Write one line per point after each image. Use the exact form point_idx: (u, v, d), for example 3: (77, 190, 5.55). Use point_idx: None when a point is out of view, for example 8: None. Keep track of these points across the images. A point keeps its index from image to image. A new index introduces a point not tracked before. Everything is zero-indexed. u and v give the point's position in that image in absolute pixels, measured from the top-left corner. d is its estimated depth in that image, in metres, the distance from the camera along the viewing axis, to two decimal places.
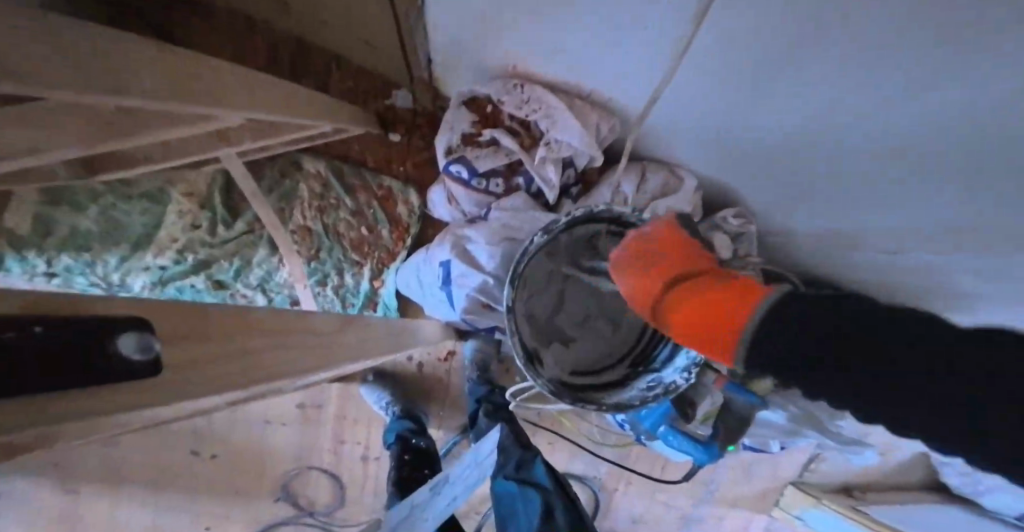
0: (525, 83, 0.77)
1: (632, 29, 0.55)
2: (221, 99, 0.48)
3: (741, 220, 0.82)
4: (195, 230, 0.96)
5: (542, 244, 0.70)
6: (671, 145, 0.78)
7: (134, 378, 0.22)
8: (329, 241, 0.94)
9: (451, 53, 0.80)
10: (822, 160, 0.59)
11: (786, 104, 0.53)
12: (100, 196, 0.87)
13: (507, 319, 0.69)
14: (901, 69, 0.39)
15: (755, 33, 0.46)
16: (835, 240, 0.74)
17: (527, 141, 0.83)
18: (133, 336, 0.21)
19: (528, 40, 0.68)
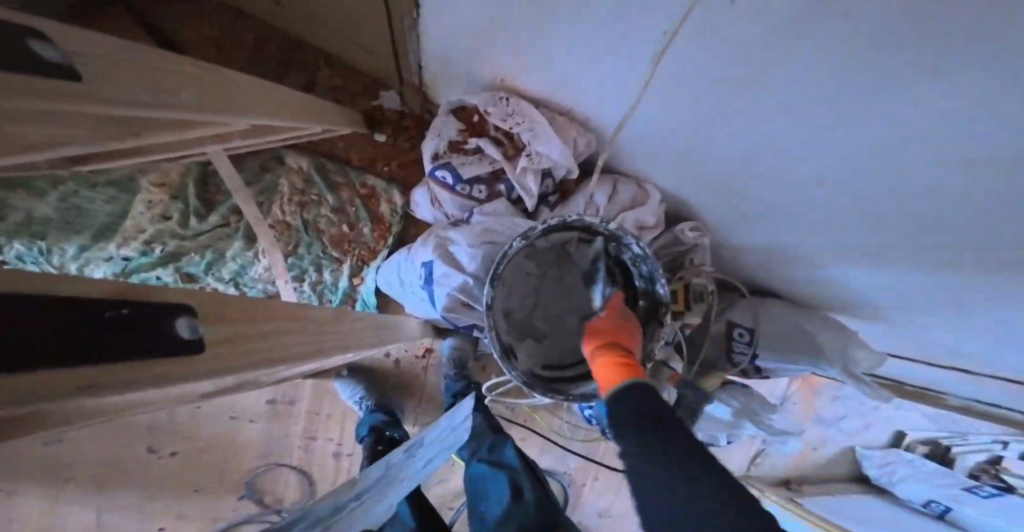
0: (510, 96, 0.81)
1: (616, 60, 0.61)
2: (223, 100, 0.50)
3: (696, 233, 0.87)
4: (165, 222, 0.93)
5: (521, 248, 0.74)
6: (642, 161, 0.85)
7: (185, 350, 0.29)
8: (310, 236, 0.96)
9: (443, 63, 0.84)
10: (774, 183, 0.67)
11: (747, 135, 0.60)
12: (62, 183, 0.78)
13: (486, 315, 0.73)
14: (841, 115, 0.47)
15: (720, 76, 0.52)
16: (783, 254, 0.83)
17: (510, 150, 0.87)
18: (187, 318, 0.29)
19: (516, 57, 0.72)
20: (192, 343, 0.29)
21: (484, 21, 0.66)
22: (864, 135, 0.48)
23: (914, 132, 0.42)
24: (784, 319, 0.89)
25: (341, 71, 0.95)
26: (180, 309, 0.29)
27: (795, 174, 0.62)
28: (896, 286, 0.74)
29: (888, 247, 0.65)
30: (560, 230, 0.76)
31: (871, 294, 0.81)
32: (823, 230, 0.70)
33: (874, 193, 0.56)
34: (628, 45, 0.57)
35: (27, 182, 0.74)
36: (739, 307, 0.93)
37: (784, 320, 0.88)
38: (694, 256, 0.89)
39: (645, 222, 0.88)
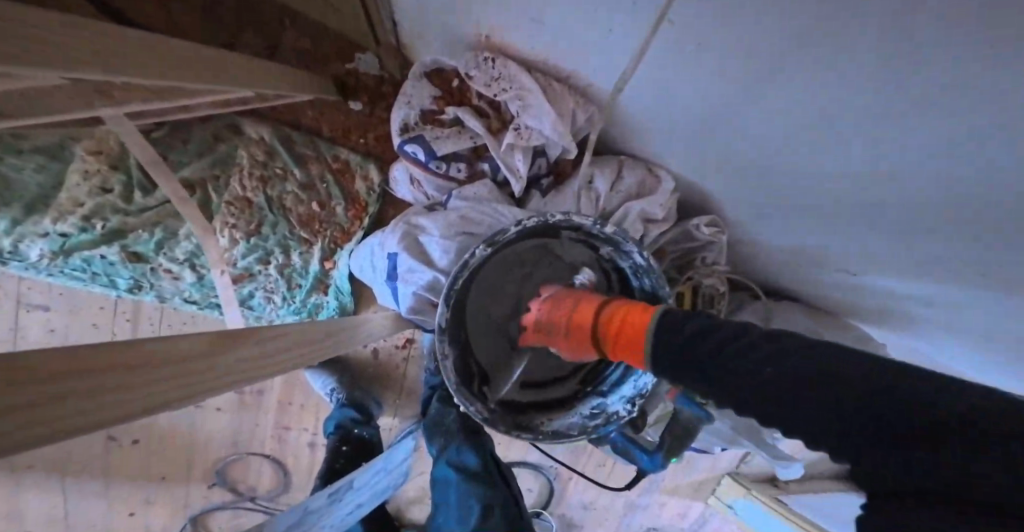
0: (499, 59, 0.69)
1: (624, 22, 0.50)
2: (135, 68, 0.41)
3: (713, 230, 0.80)
4: (105, 195, 0.82)
5: (485, 257, 0.65)
6: (653, 144, 0.74)
7: None
8: (273, 214, 0.85)
9: (418, 16, 0.72)
10: (806, 177, 0.57)
11: (776, 116, 0.50)
12: None
13: (437, 339, 0.64)
14: (904, 100, 0.38)
15: (752, 44, 0.43)
16: (806, 256, 0.75)
17: (495, 124, 0.76)
18: None
19: (502, 10, 0.60)
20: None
21: None
22: (935, 126, 0.37)
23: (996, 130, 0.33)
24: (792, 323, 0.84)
25: (306, 27, 0.82)
26: None
27: (830, 170, 0.53)
28: (926, 295, 0.66)
29: (927, 259, 0.57)
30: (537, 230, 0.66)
31: (895, 301, 0.74)
32: (851, 233, 0.62)
33: (921, 197, 0.47)
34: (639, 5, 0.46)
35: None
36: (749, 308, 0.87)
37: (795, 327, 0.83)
38: (705, 256, 0.85)
39: (651, 216, 0.79)
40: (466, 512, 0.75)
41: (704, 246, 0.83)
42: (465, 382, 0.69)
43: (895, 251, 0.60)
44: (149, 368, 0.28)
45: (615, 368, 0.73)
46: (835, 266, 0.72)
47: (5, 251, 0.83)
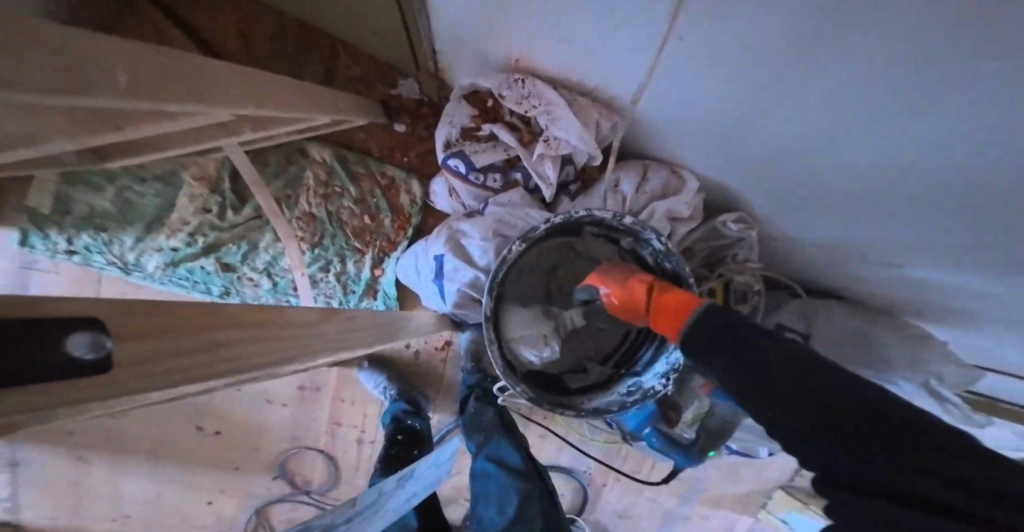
0: (525, 77, 0.76)
1: (634, 33, 0.54)
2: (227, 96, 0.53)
3: (741, 226, 0.82)
4: (206, 214, 0.98)
5: (521, 252, 0.69)
6: (676, 147, 0.77)
7: (72, 376, 0.20)
8: (332, 226, 0.97)
9: (453, 45, 0.81)
10: (849, 168, 0.58)
11: (793, 99, 0.52)
12: (115, 179, 0.93)
13: (484, 326, 0.69)
14: (914, 62, 0.39)
15: (749, 36, 0.45)
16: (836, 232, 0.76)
17: (527, 136, 0.82)
18: (86, 332, 0.20)
19: (527, 34, 0.67)
20: (92, 366, 0.20)
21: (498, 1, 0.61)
22: (991, 103, 0.38)
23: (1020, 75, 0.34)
24: (838, 327, 0.95)
25: (358, 58, 0.94)
26: (85, 321, 0.21)
27: (855, 142, 0.53)
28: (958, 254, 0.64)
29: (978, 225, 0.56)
30: (560, 230, 0.72)
31: (938, 272, 0.73)
32: (880, 205, 0.62)
33: (958, 159, 0.47)
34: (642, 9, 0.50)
35: (85, 177, 0.91)
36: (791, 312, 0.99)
37: (843, 328, 0.94)
38: (737, 252, 0.89)
39: (677, 213, 0.81)
40: (507, 502, 0.77)
41: (734, 242, 0.86)
42: (510, 368, 0.73)
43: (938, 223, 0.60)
44: (259, 323, 0.40)
45: (648, 347, 0.74)
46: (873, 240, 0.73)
47: (129, 263, 1.01)
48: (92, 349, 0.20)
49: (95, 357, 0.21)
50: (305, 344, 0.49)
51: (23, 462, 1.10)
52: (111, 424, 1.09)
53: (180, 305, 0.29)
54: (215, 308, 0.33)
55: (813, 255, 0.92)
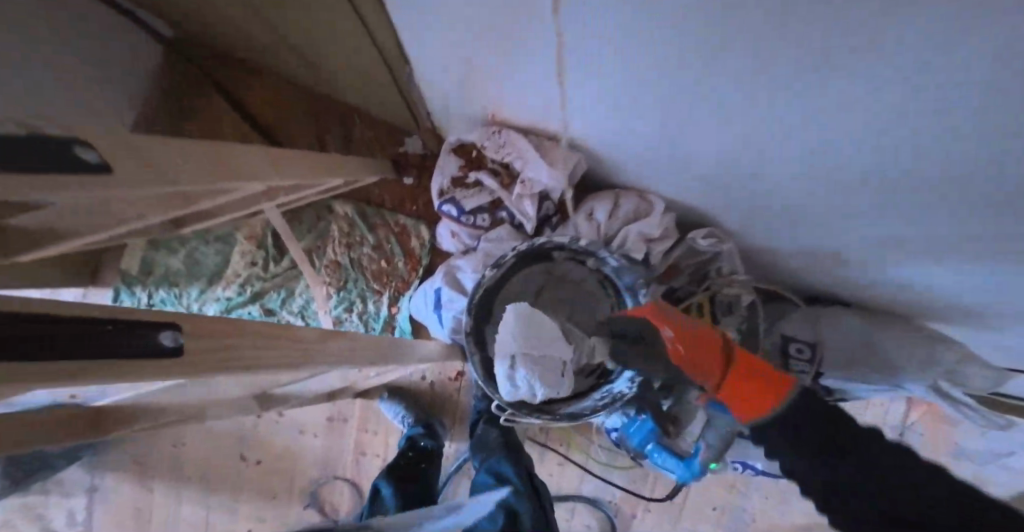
0: (501, 129, 0.87)
1: (574, 92, 0.64)
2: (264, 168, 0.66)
3: (711, 241, 0.88)
4: (253, 267, 1.16)
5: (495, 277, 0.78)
6: (637, 174, 0.85)
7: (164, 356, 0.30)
8: (355, 272, 1.13)
9: (443, 108, 0.96)
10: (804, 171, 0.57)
11: (700, 133, 0.60)
12: (188, 242, 1.14)
13: (465, 341, 0.78)
14: (776, 113, 0.47)
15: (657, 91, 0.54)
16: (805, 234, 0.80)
17: (506, 179, 0.94)
18: (168, 330, 0.31)
19: (494, 95, 0.78)
20: (173, 352, 0.31)
21: (462, 70, 0.73)
22: (883, 102, 0.37)
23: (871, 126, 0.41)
24: (843, 329, 1.02)
25: (370, 123, 1.15)
26: (166, 325, 0.31)
27: (762, 162, 0.61)
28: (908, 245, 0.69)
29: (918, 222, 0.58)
30: (533, 256, 0.81)
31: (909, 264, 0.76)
32: (813, 211, 0.69)
33: (925, 154, 0.43)
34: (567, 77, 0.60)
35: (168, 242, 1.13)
36: (797, 320, 1.06)
37: (845, 332, 1.02)
38: (721, 264, 0.95)
39: (649, 235, 0.88)
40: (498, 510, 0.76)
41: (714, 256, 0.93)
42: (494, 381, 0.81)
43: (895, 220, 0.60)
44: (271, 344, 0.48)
45: None
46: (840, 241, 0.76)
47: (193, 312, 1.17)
48: (168, 340, 0.31)
49: (175, 346, 0.31)
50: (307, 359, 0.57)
51: (99, 488, 1.27)
52: (173, 451, 1.25)
53: (214, 324, 0.38)
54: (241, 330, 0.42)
55: (797, 263, 0.95)
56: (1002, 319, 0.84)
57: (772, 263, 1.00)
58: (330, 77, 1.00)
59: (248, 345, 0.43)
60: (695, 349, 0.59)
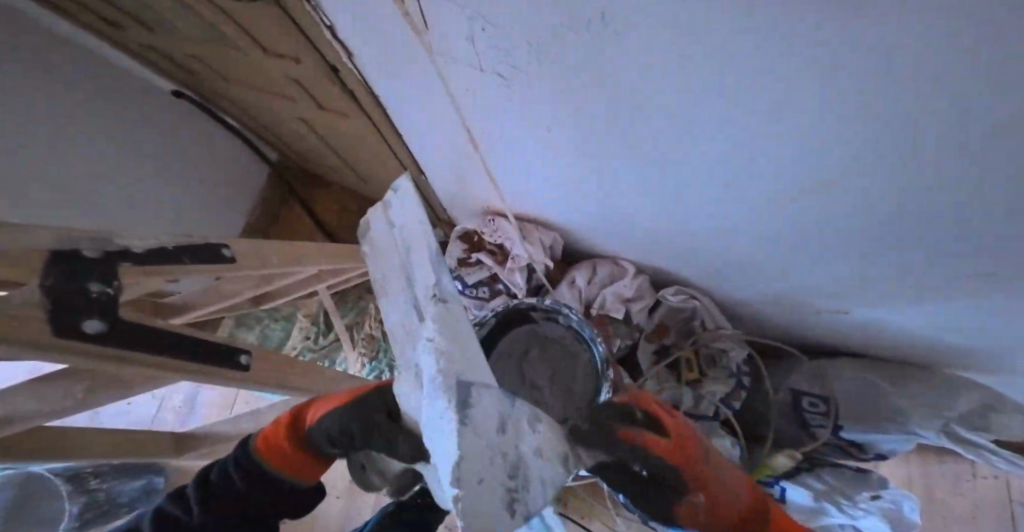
0: (493, 216, 1.07)
1: (541, 170, 0.84)
2: (296, 256, 0.81)
3: (679, 296, 1.00)
4: (306, 340, 1.34)
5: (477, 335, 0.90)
6: (609, 243, 0.99)
7: (240, 369, 0.56)
8: (386, 343, 1.29)
9: (454, 203, 1.19)
10: (752, 182, 0.62)
11: (636, 188, 0.77)
12: (261, 320, 1.36)
13: None
14: (666, 152, 0.64)
15: (593, 153, 0.73)
16: (764, 278, 0.87)
17: (501, 256, 1.10)
18: (248, 353, 0.58)
19: (483, 184, 0.98)
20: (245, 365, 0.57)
21: (456, 161, 0.93)
22: (766, 82, 0.42)
23: (725, 146, 0.57)
24: (853, 381, 1.00)
25: None
26: (246, 350, 0.58)
27: (687, 208, 0.75)
28: (842, 280, 0.77)
29: (835, 237, 0.65)
30: (510, 316, 0.94)
31: (864, 301, 0.82)
32: (749, 253, 0.80)
33: (837, 140, 0.46)
34: (531, 155, 0.80)
35: (243, 319, 1.35)
36: (803, 374, 1.05)
37: (852, 382, 1.00)
38: (703, 320, 1.03)
39: (625, 295, 1.00)
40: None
41: (693, 312, 1.02)
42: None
43: (824, 241, 0.67)
44: (235, 378, 0.56)
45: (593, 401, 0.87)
46: (796, 279, 0.83)
47: None
48: (246, 359, 0.57)
49: (246, 365, 0.58)
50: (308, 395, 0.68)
51: None
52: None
53: (189, 363, 0.48)
54: (214, 368, 0.52)
55: (777, 315, 1.01)
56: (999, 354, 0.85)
57: (756, 319, 1.06)
58: (371, 179, 1.28)
59: (265, 376, 0.62)
60: (720, 506, 0.46)
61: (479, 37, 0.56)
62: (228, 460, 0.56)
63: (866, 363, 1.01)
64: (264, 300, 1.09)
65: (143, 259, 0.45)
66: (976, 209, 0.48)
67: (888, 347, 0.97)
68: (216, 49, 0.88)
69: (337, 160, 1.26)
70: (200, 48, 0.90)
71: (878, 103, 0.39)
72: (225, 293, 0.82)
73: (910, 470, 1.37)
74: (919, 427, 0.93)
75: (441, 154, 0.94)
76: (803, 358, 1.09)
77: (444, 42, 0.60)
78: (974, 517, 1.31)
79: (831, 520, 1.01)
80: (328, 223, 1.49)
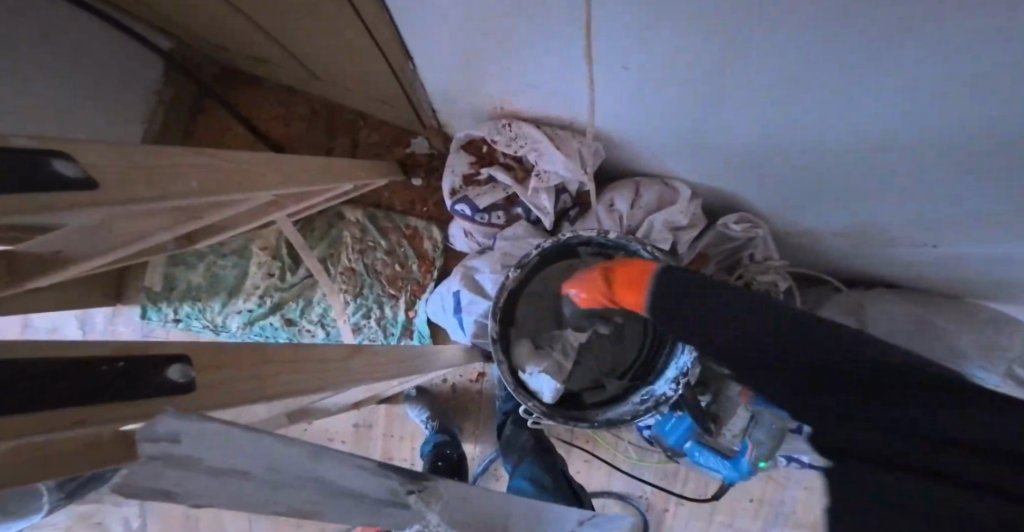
0: (511, 121, 0.83)
1: (607, 72, 0.58)
2: (248, 183, 0.55)
3: (743, 226, 0.85)
4: (271, 278, 1.10)
5: (518, 278, 0.72)
6: (658, 159, 0.80)
7: (168, 390, 0.29)
8: (370, 278, 1.12)
9: (449, 105, 0.92)
10: (911, 106, 0.44)
11: (748, 103, 0.54)
12: (205, 255, 1.09)
13: (492, 348, 0.71)
14: (796, 67, 0.44)
15: (685, 59, 0.50)
16: (843, 207, 0.73)
17: (519, 174, 0.89)
18: (178, 363, 0.30)
19: (499, 82, 0.73)
20: (181, 386, 0.30)
21: (464, 53, 0.67)
22: None
23: (1003, 73, 0.35)
24: (892, 316, 0.93)
25: (375, 126, 1.15)
26: (177, 358, 0.31)
27: (797, 128, 0.56)
28: (955, 219, 0.65)
29: (999, 170, 0.50)
30: (555, 255, 0.74)
31: (961, 238, 0.71)
32: (844, 184, 0.65)
33: None
34: (602, 54, 0.54)
35: (185, 257, 1.09)
36: (838, 307, 0.97)
37: (894, 316, 0.92)
38: (754, 251, 0.90)
39: (677, 223, 0.84)
40: None
41: (748, 242, 0.89)
42: (520, 385, 0.74)
43: (982, 174, 0.52)
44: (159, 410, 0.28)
45: (660, 353, 0.75)
46: (888, 209, 0.69)
47: (218, 325, 1.11)
48: (180, 374, 0.30)
49: (183, 383, 0.30)
50: (317, 377, 0.50)
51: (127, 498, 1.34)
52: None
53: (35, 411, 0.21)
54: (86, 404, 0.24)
55: (834, 246, 0.89)
56: None
57: (801, 245, 0.94)
58: (326, 72, 0.97)
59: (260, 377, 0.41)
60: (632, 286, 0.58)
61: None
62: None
63: (917, 296, 0.93)
64: (199, 238, 0.84)
65: None
66: None
67: (942, 279, 0.89)
68: None
69: (270, 45, 0.90)
70: None
71: None
72: (135, 236, 0.53)
73: None
74: (975, 368, 0.86)
75: (442, 41, 0.67)
76: (840, 289, 1.00)
77: None
78: None
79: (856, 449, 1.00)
80: (272, 127, 1.16)
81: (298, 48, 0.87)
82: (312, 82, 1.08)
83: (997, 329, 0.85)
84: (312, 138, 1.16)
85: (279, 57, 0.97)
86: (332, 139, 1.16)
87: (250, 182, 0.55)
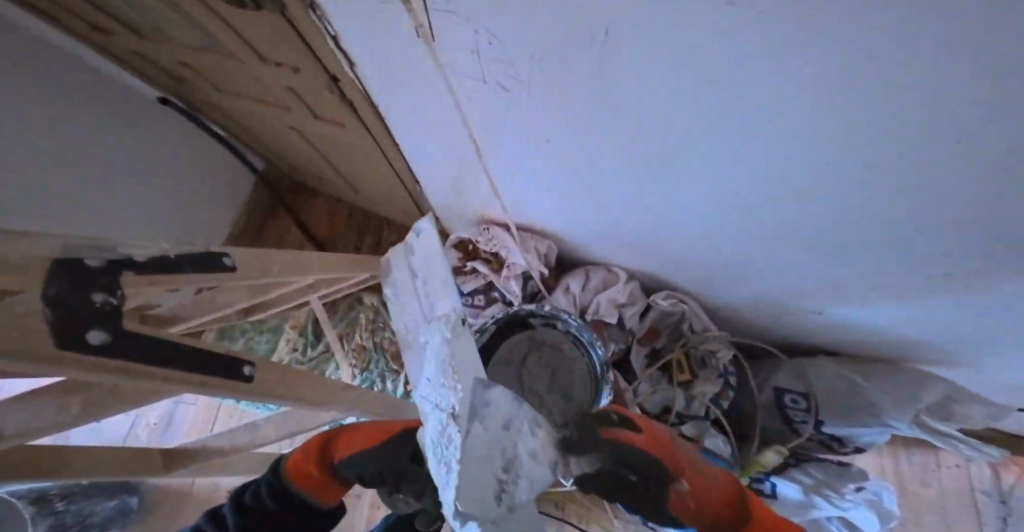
0: (488, 225, 1.09)
1: (544, 180, 0.84)
2: (305, 267, 0.81)
3: (670, 300, 1.04)
4: (294, 352, 1.32)
5: (481, 340, 0.93)
6: (601, 251, 1.03)
7: (241, 378, 0.49)
8: (377, 353, 1.32)
9: (446, 217, 1.21)
10: (733, 189, 0.66)
11: (641, 196, 0.77)
12: (248, 331, 1.35)
13: None
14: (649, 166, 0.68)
15: (583, 167, 0.76)
16: (744, 280, 0.92)
17: (496, 265, 1.13)
18: (250, 365, 0.51)
19: (479, 195, 1.00)
20: (247, 377, 0.50)
21: (452, 177, 0.97)
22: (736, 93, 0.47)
23: (749, 158, 0.57)
24: (832, 377, 1.03)
25: (393, 231, 1.44)
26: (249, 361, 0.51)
27: (676, 215, 0.78)
28: (829, 283, 0.81)
29: (815, 237, 0.69)
30: (512, 323, 0.95)
31: (842, 302, 0.87)
32: (731, 257, 0.85)
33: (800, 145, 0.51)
34: (537, 167, 0.81)
35: (231, 331, 1.35)
36: (787, 372, 1.08)
37: (829, 377, 1.04)
38: (692, 323, 1.07)
39: (618, 300, 1.04)
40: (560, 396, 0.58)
41: (682, 315, 1.07)
42: None
43: (808, 241, 0.71)
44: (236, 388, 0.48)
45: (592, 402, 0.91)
46: (776, 281, 0.87)
47: None
48: (248, 370, 0.50)
49: (248, 376, 0.50)
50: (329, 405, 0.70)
51: None
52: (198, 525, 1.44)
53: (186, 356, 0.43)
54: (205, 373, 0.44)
55: (762, 318, 1.06)
56: (963, 349, 0.90)
57: (737, 319, 1.11)
58: (361, 189, 1.29)
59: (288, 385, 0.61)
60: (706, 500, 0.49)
61: (493, 60, 0.56)
62: (259, 481, 0.66)
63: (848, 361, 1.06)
64: (254, 312, 1.07)
65: (145, 268, 0.41)
66: (943, 208, 0.53)
67: (862, 346, 1.02)
68: (215, 57, 0.87)
69: (325, 166, 1.23)
70: (201, 59, 0.90)
71: (859, 114, 0.43)
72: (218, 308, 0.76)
73: (884, 462, 1.41)
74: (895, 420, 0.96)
75: (435, 169, 0.96)
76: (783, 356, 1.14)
77: (446, 57, 0.60)
78: (946, 503, 1.36)
79: (820, 514, 1.03)
80: (314, 231, 1.47)
81: (346, 171, 1.21)
82: (349, 196, 1.41)
83: (917, 387, 0.95)
84: (343, 241, 1.45)
85: (326, 176, 1.31)
86: (358, 241, 1.45)
87: (306, 267, 0.81)
